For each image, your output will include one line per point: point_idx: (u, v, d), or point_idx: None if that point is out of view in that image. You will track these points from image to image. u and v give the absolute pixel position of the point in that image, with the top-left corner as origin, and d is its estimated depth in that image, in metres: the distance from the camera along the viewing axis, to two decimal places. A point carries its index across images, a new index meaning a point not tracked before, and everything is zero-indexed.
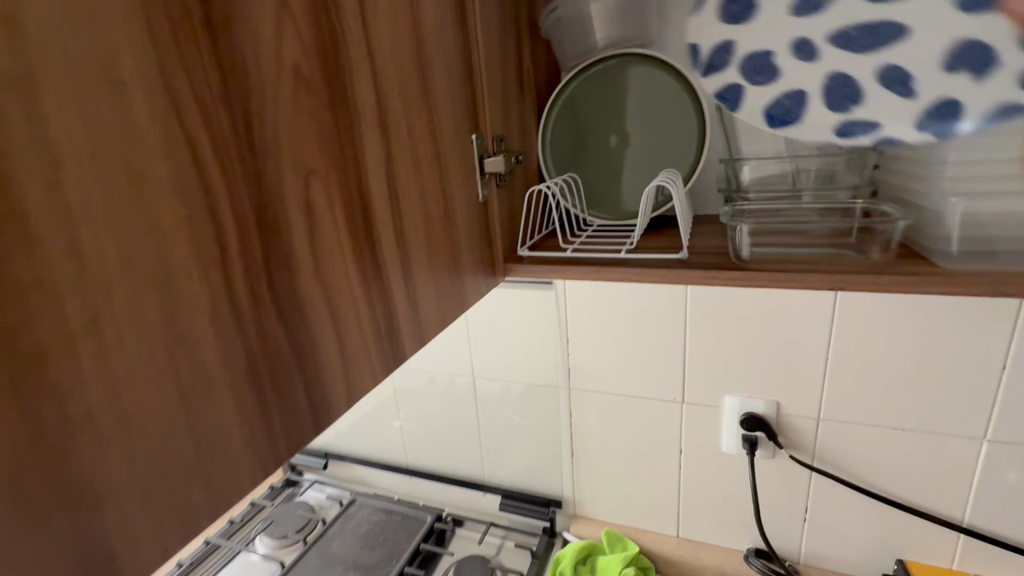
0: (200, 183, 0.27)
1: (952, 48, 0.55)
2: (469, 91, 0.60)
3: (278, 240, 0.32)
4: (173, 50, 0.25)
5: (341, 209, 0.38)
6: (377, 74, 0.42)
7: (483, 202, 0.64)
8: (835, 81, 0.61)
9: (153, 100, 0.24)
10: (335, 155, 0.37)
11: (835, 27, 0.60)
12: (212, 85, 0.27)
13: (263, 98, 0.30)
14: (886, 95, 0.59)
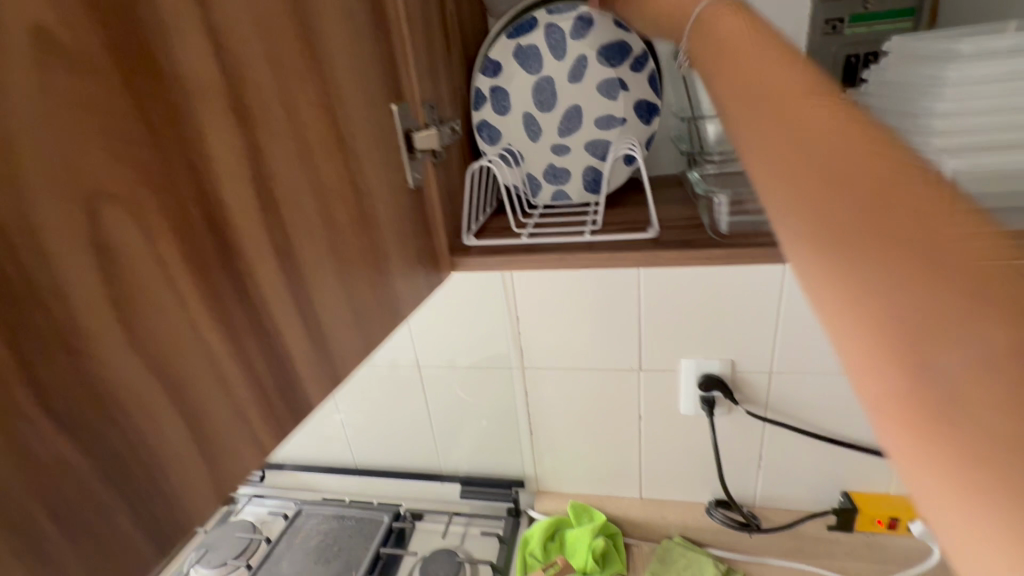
0: None
1: (602, 81, 0.68)
2: (381, 46, 0.46)
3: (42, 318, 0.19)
4: None
5: (170, 245, 0.25)
6: (218, 26, 0.28)
7: (416, 188, 0.53)
8: (595, 150, 0.70)
9: None
10: (147, 158, 0.24)
11: (555, 129, 0.71)
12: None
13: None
14: (619, 130, 0.69)
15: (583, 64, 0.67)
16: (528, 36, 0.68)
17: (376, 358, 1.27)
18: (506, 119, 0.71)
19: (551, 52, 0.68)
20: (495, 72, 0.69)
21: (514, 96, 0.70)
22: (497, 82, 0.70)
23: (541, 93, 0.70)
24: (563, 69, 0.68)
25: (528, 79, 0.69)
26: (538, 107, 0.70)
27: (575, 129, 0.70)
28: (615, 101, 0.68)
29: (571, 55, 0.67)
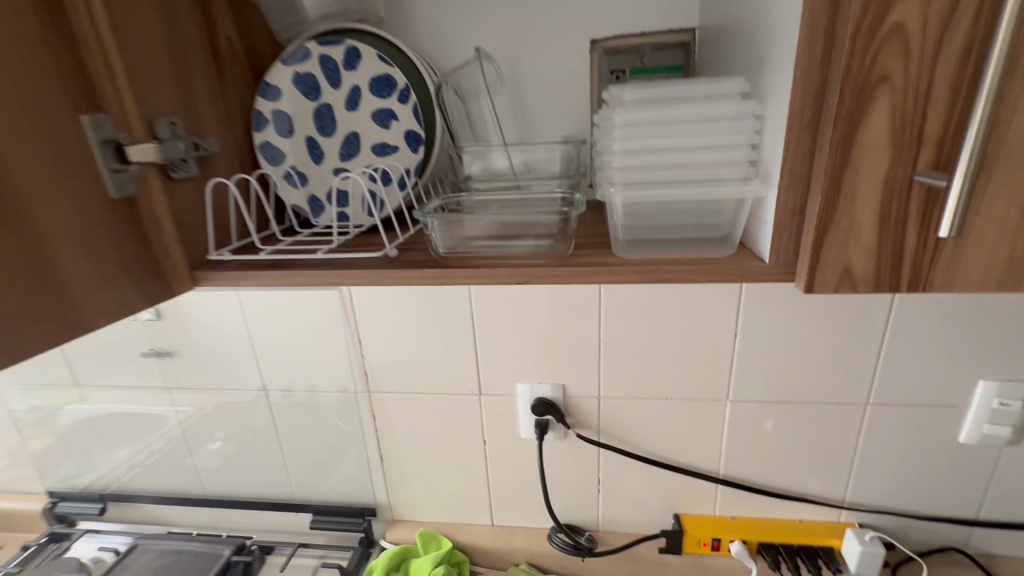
0: None
1: (374, 112, 0.71)
2: (63, 55, 0.47)
3: None
4: None
5: None
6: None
7: (125, 201, 0.53)
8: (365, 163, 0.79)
9: None
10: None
11: (336, 153, 0.73)
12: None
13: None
14: (395, 156, 0.72)
15: (356, 94, 0.71)
16: (304, 64, 0.70)
17: (222, 382, 1.24)
18: (288, 141, 0.72)
19: (328, 82, 0.71)
20: (273, 96, 0.71)
21: (295, 120, 0.71)
22: (277, 106, 0.71)
23: (321, 119, 0.72)
24: (340, 97, 0.71)
25: (305, 105, 0.71)
26: (318, 131, 0.72)
27: (354, 147, 0.73)
28: (389, 130, 0.71)
29: (347, 85, 0.71)
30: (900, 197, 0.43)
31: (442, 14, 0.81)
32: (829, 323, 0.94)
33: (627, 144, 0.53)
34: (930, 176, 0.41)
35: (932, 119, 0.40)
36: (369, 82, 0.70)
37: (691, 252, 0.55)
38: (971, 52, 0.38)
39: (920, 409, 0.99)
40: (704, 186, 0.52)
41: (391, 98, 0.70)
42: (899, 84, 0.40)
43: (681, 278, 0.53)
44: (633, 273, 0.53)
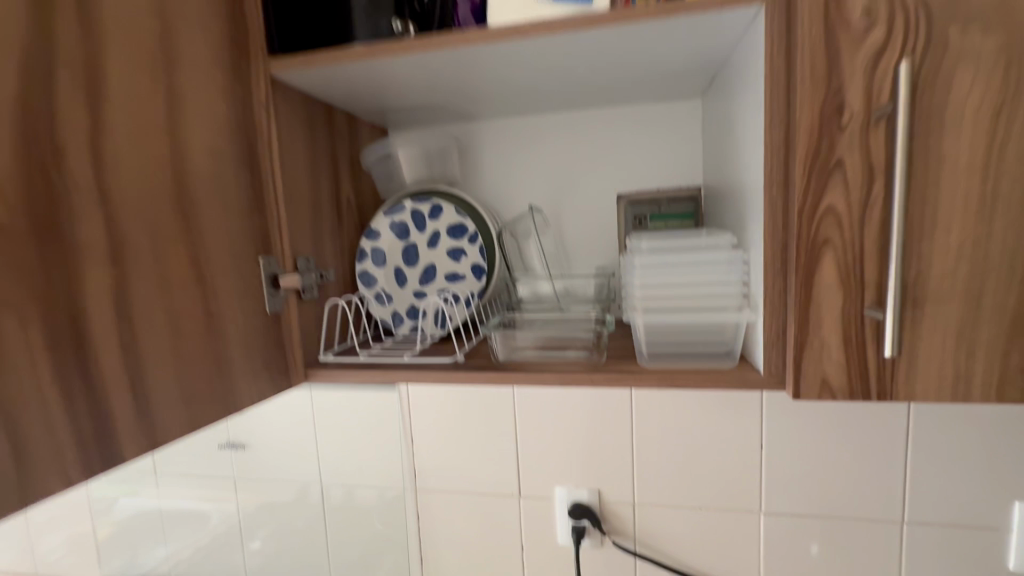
0: None
1: (449, 249, 0.91)
2: (258, 217, 0.69)
3: None
4: None
5: (102, 293, 0.50)
6: (113, 209, 0.51)
7: (273, 314, 0.71)
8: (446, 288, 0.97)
9: None
10: (29, 263, 0.44)
11: (416, 279, 0.92)
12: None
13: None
14: (461, 283, 0.90)
15: (436, 236, 0.92)
16: (400, 214, 0.92)
17: (283, 475, 1.36)
18: (381, 270, 0.92)
19: (416, 226, 0.92)
20: (373, 236, 0.93)
21: (389, 254, 0.92)
22: (376, 244, 0.93)
23: (407, 254, 0.92)
24: (424, 238, 0.92)
25: (397, 244, 0.93)
26: (404, 262, 0.93)
27: (431, 275, 0.92)
28: (459, 263, 0.91)
29: (429, 229, 0.92)
30: (856, 325, 0.56)
31: (502, 175, 1.06)
32: (849, 434, 1.00)
33: (646, 280, 0.69)
34: (876, 311, 0.55)
35: (869, 270, 0.55)
36: (447, 228, 0.91)
37: (699, 363, 0.68)
38: (887, 226, 0.54)
39: (958, 529, 0.99)
40: (708, 312, 0.67)
41: (463, 239, 0.90)
42: (840, 246, 0.56)
43: (695, 385, 0.65)
44: (654, 379, 0.66)
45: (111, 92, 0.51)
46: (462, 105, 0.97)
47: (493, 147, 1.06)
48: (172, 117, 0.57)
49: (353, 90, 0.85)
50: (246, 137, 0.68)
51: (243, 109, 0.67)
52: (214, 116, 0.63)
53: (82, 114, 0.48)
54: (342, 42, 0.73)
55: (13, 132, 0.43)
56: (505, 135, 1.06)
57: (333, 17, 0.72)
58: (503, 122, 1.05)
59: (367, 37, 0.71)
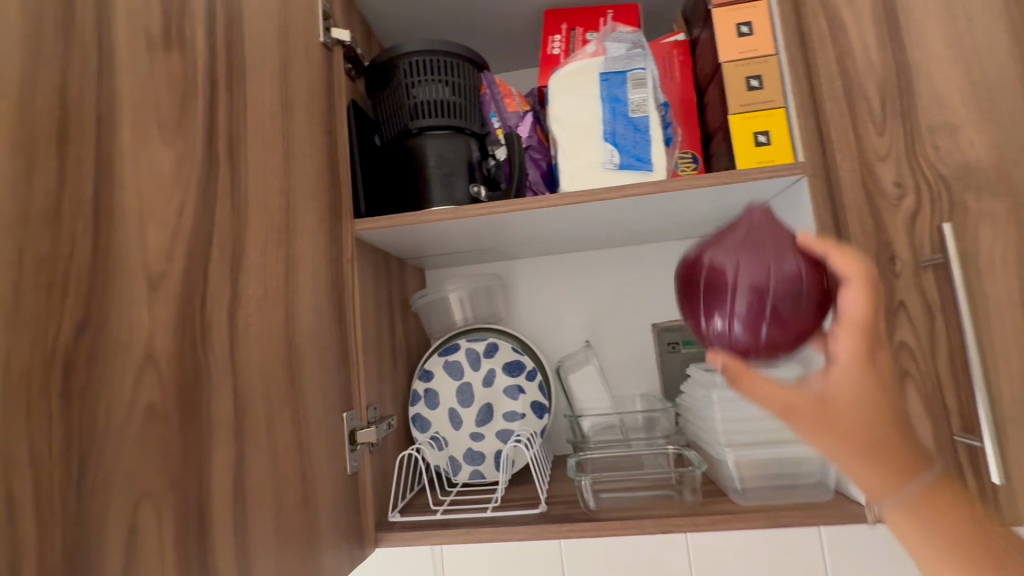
0: (16, 267, 0.32)
1: (506, 387, 0.90)
2: (343, 369, 0.68)
3: (93, 402, 0.36)
4: (69, 232, 0.35)
5: (225, 470, 0.47)
6: (240, 378, 0.50)
7: (351, 473, 0.67)
8: (504, 437, 0.88)
9: (5, 244, 0.32)
10: (172, 445, 0.42)
11: (472, 420, 0.89)
12: (23, 416, 0.31)
13: (86, 395, 0.35)
14: (521, 422, 0.88)
15: (492, 374, 0.91)
16: (454, 354, 0.92)
17: None
18: (435, 412, 0.90)
19: (471, 366, 0.91)
20: (427, 378, 0.92)
21: (443, 395, 0.91)
22: (429, 386, 0.91)
23: (462, 394, 0.90)
24: (478, 377, 0.91)
25: (452, 384, 0.91)
26: (459, 403, 0.90)
27: (487, 416, 0.89)
28: (517, 401, 0.89)
29: (484, 368, 0.91)
30: (950, 450, 0.60)
31: (541, 309, 1.10)
32: None
33: (726, 417, 0.71)
34: (966, 435, 0.59)
35: (949, 397, 0.60)
36: (503, 365, 0.91)
37: (797, 499, 0.69)
38: (956, 357, 0.60)
39: None
40: (793, 444, 0.69)
41: (520, 376, 0.90)
42: (918, 375, 0.61)
43: (802, 521, 0.64)
44: (759, 518, 0.66)
45: (248, 263, 0.53)
46: (505, 249, 1.04)
47: (531, 282, 1.11)
48: (288, 281, 0.59)
49: (415, 241, 0.90)
50: (337, 292, 0.69)
51: (335, 264, 0.70)
52: (316, 275, 0.65)
53: (225, 287, 0.49)
54: (419, 205, 0.79)
55: (177, 313, 0.44)
56: (541, 273, 1.11)
57: (412, 184, 0.79)
58: (539, 261, 1.11)
59: (444, 201, 0.78)
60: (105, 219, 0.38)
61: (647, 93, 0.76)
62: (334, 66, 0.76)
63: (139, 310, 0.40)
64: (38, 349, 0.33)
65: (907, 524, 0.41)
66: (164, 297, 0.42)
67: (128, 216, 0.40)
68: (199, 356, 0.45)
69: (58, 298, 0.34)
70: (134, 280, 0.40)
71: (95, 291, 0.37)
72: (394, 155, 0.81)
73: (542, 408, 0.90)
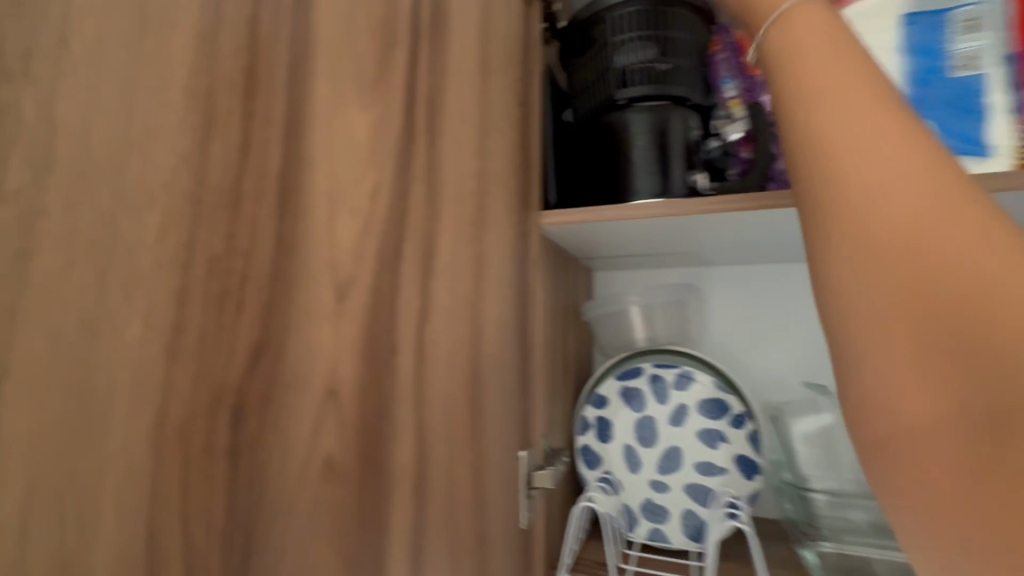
0: (184, 272, 0.22)
1: (701, 431, 0.71)
2: (524, 395, 0.55)
3: (265, 458, 0.26)
4: (250, 222, 0.26)
5: (403, 535, 0.36)
6: (424, 413, 0.38)
7: (524, 526, 0.54)
8: (696, 495, 0.69)
9: (172, 239, 0.22)
10: (349, 513, 0.31)
11: (654, 466, 0.72)
12: (180, 490, 0.22)
13: (257, 451, 0.25)
14: (721, 479, 0.68)
15: (683, 411, 0.72)
16: (635, 380, 0.75)
17: None
18: (608, 448, 0.74)
19: (655, 397, 0.73)
20: (601, 404, 0.76)
21: (617, 428, 0.74)
22: (602, 414, 0.75)
23: (642, 430, 0.73)
24: (665, 412, 0.73)
25: (630, 416, 0.74)
26: (638, 441, 0.73)
27: (676, 465, 0.71)
28: (716, 451, 0.69)
29: (673, 403, 0.72)
30: None
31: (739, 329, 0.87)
32: None
33: None
34: None
35: None
36: (698, 403, 0.71)
37: None
38: None
39: None
40: None
41: (722, 420, 0.70)
42: None
43: None
44: None
45: (440, 263, 0.41)
46: (703, 250, 0.80)
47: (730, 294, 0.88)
48: (477, 285, 0.47)
49: (598, 237, 0.73)
50: (521, 300, 0.56)
51: (523, 264, 0.57)
52: (503, 279, 0.51)
53: (415, 295, 0.38)
54: (620, 196, 0.62)
55: (363, 330, 0.33)
56: (746, 283, 0.84)
57: (613, 169, 0.63)
58: (741, 267, 0.85)
59: (654, 192, 0.61)
60: (292, 204, 0.28)
61: (983, 43, 0.48)
62: (531, 23, 0.62)
63: (323, 327, 0.30)
64: (203, 388, 0.23)
65: (798, 41, 0.29)
66: (351, 311, 0.32)
67: (317, 200, 0.30)
68: (383, 386, 0.34)
69: (231, 314, 0.24)
70: (319, 288, 0.30)
71: (274, 305, 0.27)
72: (590, 133, 0.65)
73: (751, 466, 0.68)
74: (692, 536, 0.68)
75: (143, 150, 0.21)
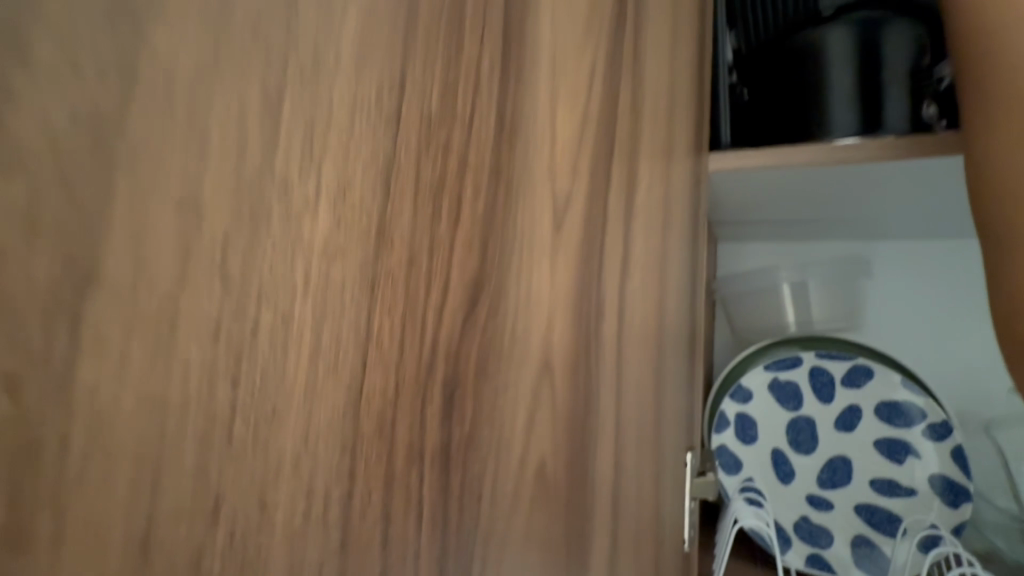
0: (385, 124, 0.12)
1: (880, 440, 0.57)
2: (690, 382, 0.43)
3: (473, 465, 0.15)
4: (471, 71, 0.15)
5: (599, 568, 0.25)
6: (622, 398, 0.28)
7: (686, 549, 0.43)
8: (871, 518, 0.55)
9: (371, 65, 0.12)
10: (558, 545, 0.21)
11: (813, 477, 0.59)
12: (381, 527, 0.12)
13: (470, 455, 0.15)
14: (904, 502, 0.55)
15: (854, 414, 0.59)
16: (789, 371, 0.61)
17: None
18: (752, 451, 0.61)
19: (815, 395, 0.60)
20: (745, 398, 0.62)
21: (765, 428, 0.61)
22: (745, 410, 0.61)
23: (798, 433, 0.60)
24: (829, 415, 0.60)
25: (782, 415, 0.61)
26: (791, 445, 0.60)
27: (843, 478, 0.57)
28: (900, 466, 0.55)
29: (840, 404, 0.59)
30: None
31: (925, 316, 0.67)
32: None
33: None
34: None
35: None
36: (876, 405, 0.58)
37: None
38: None
39: None
40: None
41: (913, 428, 0.55)
42: None
43: None
44: None
45: (640, 197, 0.30)
46: (883, 218, 0.60)
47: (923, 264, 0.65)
48: (665, 233, 0.35)
49: (752, 193, 0.56)
50: (693, 264, 0.44)
51: (695, 215, 0.44)
52: (682, 234, 0.40)
53: (618, 237, 0.27)
54: (810, 136, 0.48)
55: (575, 276, 0.22)
56: (933, 266, 0.63)
57: (801, 102, 0.49)
58: (929, 242, 0.63)
59: (861, 132, 0.46)
60: (516, 62, 0.17)
61: None
62: None
63: (541, 266, 0.19)
64: (412, 350, 0.13)
65: None
66: (566, 247, 0.21)
67: (540, 67, 0.19)
68: (591, 361, 0.24)
69: (445, 225, 0.14)
70: (539, 206, 0.19)
71: (494, 222, 0.16)
72: (769, 58, 0.51)
73: (956, 491, 0.53)
74: (863, 570, 0.54)
75: None
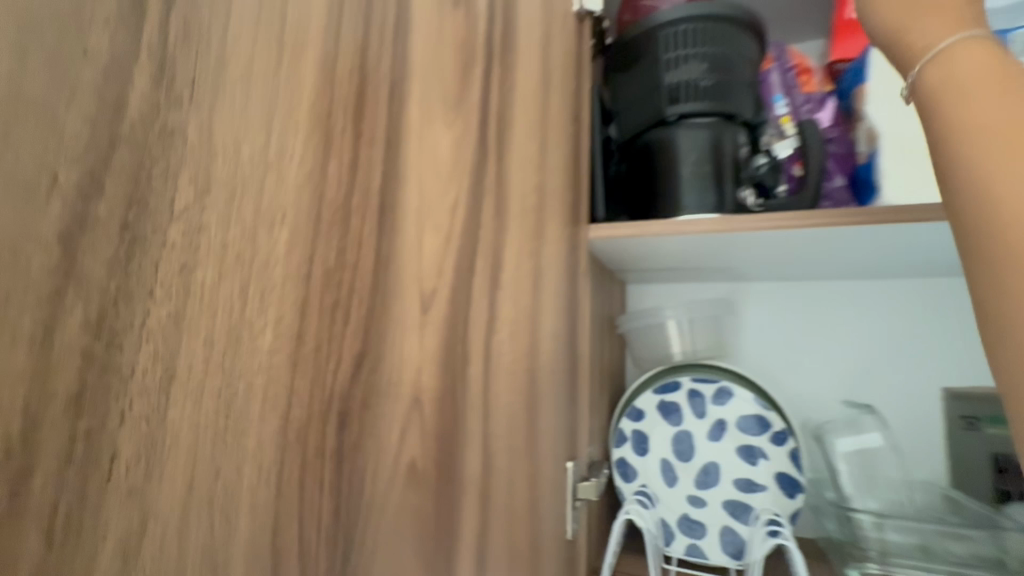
0: (301, 279, 0.24)
1: (739, 447, 0.70)
2: (571, 404, 0.56)
3: (359, 458, 0.27)
4: (356, 235, 0.27)
5: (469, 536, 0.36)
6: (490, 418, 0.39)
7: (569, 538, 0.54)
8: (733, 510, 0.69)
9: (293, 254, 0.24)
10: (427, 517, 0.32)
11: (691, 480, 0.71)
12: (299, 489, 0.24)
13: (356, 454, 0.27)
14: (757, 495, 0.68)
15: (722, 427, 0.71)
16: (672, 394, 0.74)
17: None
18: (644, 461, 0.73)
19: (692, 412, 0.73)
20: (637, 417, 0.75)
21: (653, 441, 0.73)
22: (638, 427, 0.74)
23: (680, 444, 0.72)
24: (702, 427, 0.72)
25: (668, 430, 0.73)
26: (675, 455, 0.72)
27: (713, 480, 0.70)
28: (754, 466, 0.69)
29: (712, 418, 0.72)
30: None
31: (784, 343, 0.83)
32: None
33: None
34: None
35: None
36: (737, 418, 0.71)
37: None
38: None
39: None
40: None
41: (762, 436, 0.70)
42: None
43: None
44: None
45: (505, 276, 0.42)
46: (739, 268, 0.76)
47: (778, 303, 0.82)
48: (536, 295, 0.48)
49: (634, 251, 0.71)
50: (572, 312, 0.56)
51: (573, 275, 0.58)
52: (557, 293, 0.52)
53: (484, 307, 0.39)
54: (666, 212, 0.63)
55: (441, 339, 0.34)
56: (779, 305, 0.79)
57: (659, 186, 0.64)
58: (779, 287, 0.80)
59: (702, 210, 0.61)
60: (389, 220, 0.30)
61: None
62: (585, 39, 0.64)
63: (411, 338, 0.31)
64: (318, 396, 0.25)
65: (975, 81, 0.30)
66: (432, 322, 0.33)
67: (409, 218, 0.31)
68: (457, 394, 0.35)
69: (340, 326, 0.26)
70: (409, 301, 0.31)
71: (374, 316, 0.28)
72: (634, 152, 0.66)
73: (793, 485, 0.67)
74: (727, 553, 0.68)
75: (276, 173, 0.23)
